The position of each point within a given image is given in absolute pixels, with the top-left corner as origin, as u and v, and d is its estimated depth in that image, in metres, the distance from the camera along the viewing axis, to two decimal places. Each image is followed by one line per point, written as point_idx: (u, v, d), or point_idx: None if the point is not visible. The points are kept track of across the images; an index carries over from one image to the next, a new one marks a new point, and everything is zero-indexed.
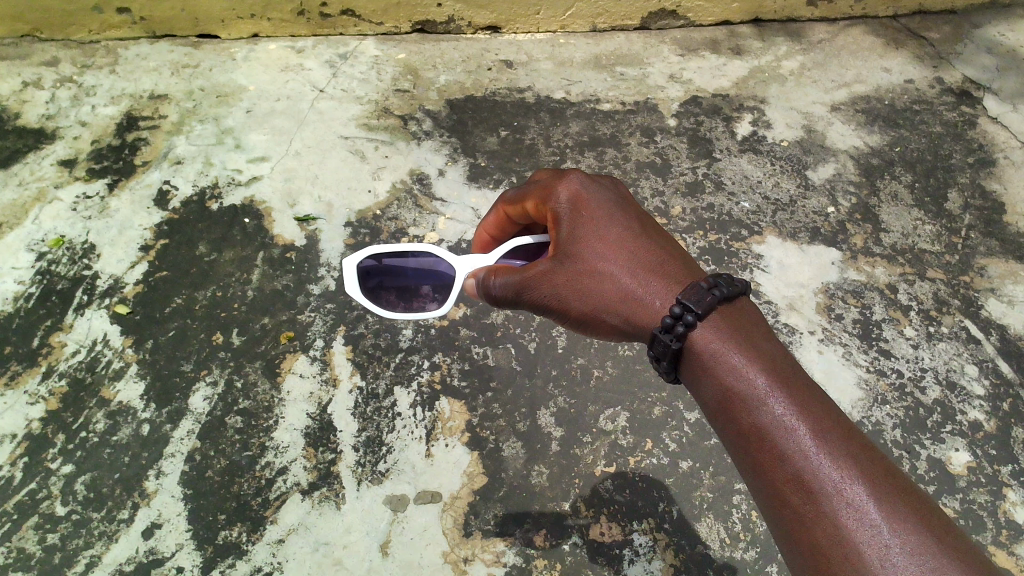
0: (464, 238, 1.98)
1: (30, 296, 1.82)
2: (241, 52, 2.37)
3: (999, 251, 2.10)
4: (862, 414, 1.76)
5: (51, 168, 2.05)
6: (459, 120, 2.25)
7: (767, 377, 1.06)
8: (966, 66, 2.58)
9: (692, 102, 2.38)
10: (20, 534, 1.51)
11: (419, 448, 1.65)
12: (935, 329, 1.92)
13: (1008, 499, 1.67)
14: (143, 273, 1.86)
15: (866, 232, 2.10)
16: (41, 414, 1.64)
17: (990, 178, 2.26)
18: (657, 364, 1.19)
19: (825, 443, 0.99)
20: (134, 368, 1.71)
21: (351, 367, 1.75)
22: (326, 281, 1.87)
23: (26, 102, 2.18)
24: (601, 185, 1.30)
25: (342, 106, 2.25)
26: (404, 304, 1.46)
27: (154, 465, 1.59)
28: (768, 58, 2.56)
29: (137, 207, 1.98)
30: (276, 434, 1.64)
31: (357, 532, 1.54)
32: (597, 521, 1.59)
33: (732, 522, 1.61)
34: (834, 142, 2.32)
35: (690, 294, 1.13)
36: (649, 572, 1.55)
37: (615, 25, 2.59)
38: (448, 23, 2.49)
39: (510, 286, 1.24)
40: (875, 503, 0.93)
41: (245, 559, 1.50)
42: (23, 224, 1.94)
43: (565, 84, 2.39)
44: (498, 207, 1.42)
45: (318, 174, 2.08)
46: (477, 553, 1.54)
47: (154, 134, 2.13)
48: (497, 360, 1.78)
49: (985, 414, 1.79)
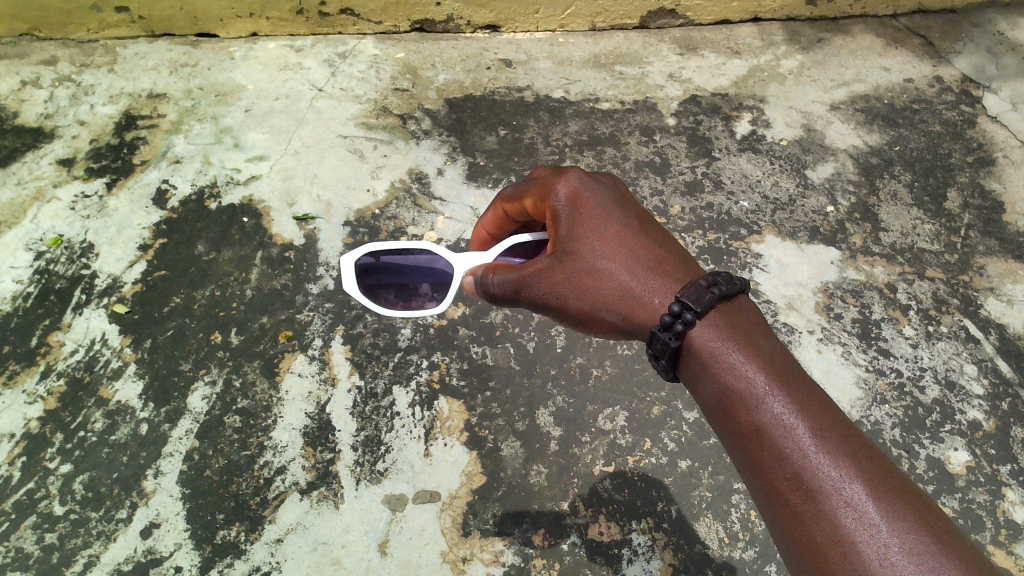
0: (463, 237, 1.98)
1: (29, 295, 1.81)
2: (240, 51, 2.37)
3: (998, 251, 2.10)
4: (861, 413, 1.76)
5: (49, 167, 2.04)
6: (458, 119, 2.25)
7: (766, 375, 1.06)
8: (965, 65, 2.58)
9: (691, 101, 2.38)
10: (18, 534, 1.50)
11: (417, 447, 1.65)
12: (934, 328, 1.92)
13: (1007, 499, 1.67)
14: (142, 272, 1.86)
15: (866, 232, 2.10)
16: (40, 414, 1.64)
17: (990, 178, 2.26)
18: (656, 363, 1.19)
19: (824, 442, 0.99)
20: (132, 368, 1.71)
21: (349, 366, 1.74)
22: (325, 280, 1.87)
23: (24, 101, 2.18)
24: (600, 183, 1.29)
25: (341, 105, 2.25)
26: (403, 303, 1.45)
27: (153, 465, 1.59)
28: (768, 57, 2.56)
29: (136, 206, 1.98)
30: (275, 433, 1.64)
31: (356, 532, 1.54)
32: (596, 520, 1.59)
33: (731, 522, 1.61)
34: (834, 141, 2.32)
35: (690, 292, 1.13)
36: (647, 572, 1.55)
37: (615, 24, 2.59)
38: (448, 22, 2.49)
39: (509, 283, 1.24)
40: (874, 502, 0.93)
41: (243, 558, 1.50)
42: (21, 223, 1.93)
43: (565, 83, 2.39)
44: (497, 205, 1.41)
45: (317, 173, 2.08)
46: (475, 552, 1.54)
47: (152, 134, 2.13)
48: (496, 360, 1.78)
49: (985, 413, 1.79)
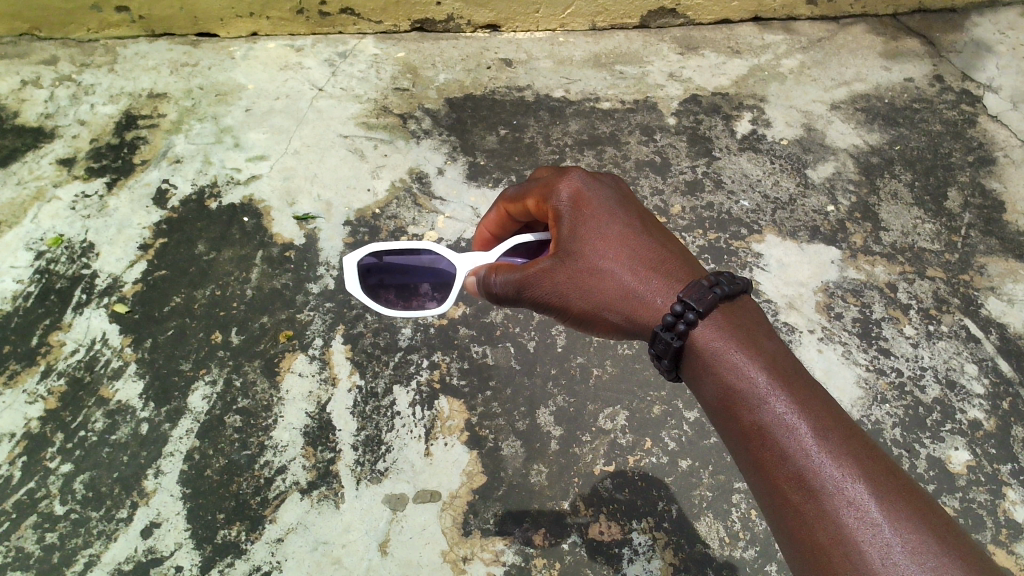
0: (463, 237, 1.98)
1: (29, 295, 1.81)
2: (240, 51, 2.37)
3: (998, 250, 2.10)
4: (861, 413, 1.76)
5: (50, 167, 2.04)
6: (458, 119, 2.24)
7: (768, 375, 1.06)
8: (965, 64, 2.58)
9: (692, 101, 2.38)
10: (19, 534, 1.50)
11: (418, 447, 1.65)
12: (934, 327, 1.92)
13: (1008, 498, 1.67)
14: (142, 272, 1.86)
15: (866, 231, 2.10)
16: (40, 413, 1.64)
17: (990, 177, 2.26)
18: (658, 362, 1.19)
19: (827, 441, 0.99)
20: (132, 367, 1.71)
21: (350, 366, 1.74)
22: (325, 280, 1.87)
23: (24, 101, 2.18)
24: (602, 182, 1.29)
25: (341, 104, 2.25)
26: (403, 303, 1.45)
27: (153, 465, 1.59)
28: (768, 57, 2.56)
29: (136, 206, 1.98)
30: (275, 433, 1.64)
31: (356, 531, 1.54)
32: (597, 520, 1.59)
33: (732, 521, 1.61)
34: (834, 140, 2.32)
35: (691, 292, 1.13)
36: (648, 571, 1.55)
37: (615, 23, 2.59)
38: (448, 21, 2.49)
39: (511, 284, 1.24)
40: (876, 502, 0.93)
41: (244, 558, 1.50)
42: (21, 223, 1.93)
43: (565, 83, 2.39)
44: (499, 204, 1.41)
45: (317, 173, 2.08)
46: (476, 552, 1.54)
47: (152, 133, 2.13)
48: (497, 359, 1.78)
49: (985, 413, 1.79)
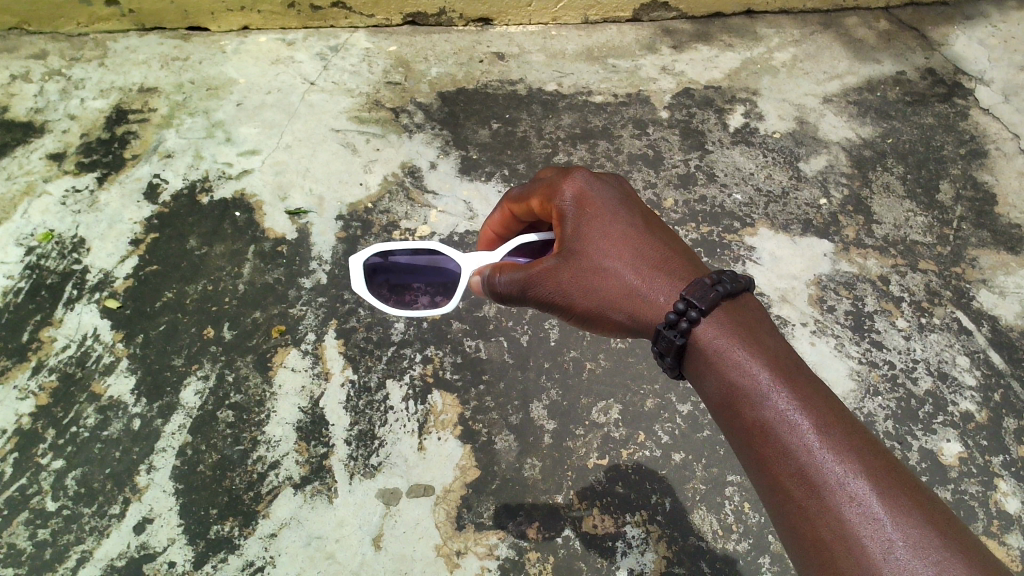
0: (456, 231, 1.98)
1: (19, 290, 1.80)
2: (232, 45, 2.37)
3: (990, 243, 2.10)
4: (854, 405, 1.77)
5: (39, 161, 2.03)
6: (450, 112, 2.24)
7: (771, 373, 1.06)
8: (956, 57, 2.59)
9: (684, 94, 2.38)
10: (10, 530, 1.50)
11: (411, 441, 1.65)
12: (926, 320, 1.93)
13: (1000, 490, 1.67)
14: (133, 267, 1.85)
15: (859, 224, 2.11)
16: (31, 409, 1.63)
17: (982, 170, 2.27)
18: (660, 360, 1.19)
19: (829, 438, 0.99)
20: (124, 363, 1.70)
21: (342, 361, 1.74)
22: (317, 274, 1.87)
23: (14, 96, 2.16)
24: (605, 182, 1.29)
25: (333, 98, 2.24)
26: (397, 299, 1.45)
27: (146, 460, 1.58)
28: (760, 50, 2.56)
29: (126, 200, 1.97)
30: (268, 428, 1.64)
31: (350, 526, 1.54)
32: (590, 513, 1.59)
33: (725, 514, 1.61)
34: (826, 133, 2.32)
35: (694, 290, 1.12)
36: (641, 564, 1.55)
37: (607, 17, 2.59)
38: (440, 15, 2.47)
39: (516, 282, 1.23)
40: (877, 496, 0.93)
41: (237, 553, 1.50)
42: (11, 218, 1.92)
43: (557, 76, 2.39)
44: (504, 205, 1.41)
45: (309, 167, 2.07)
46: (470, 545, 1.54)
47: (143, 128, 2.12)
48: (490, 354, 1.78)
49: (977, 405, 1.79)
